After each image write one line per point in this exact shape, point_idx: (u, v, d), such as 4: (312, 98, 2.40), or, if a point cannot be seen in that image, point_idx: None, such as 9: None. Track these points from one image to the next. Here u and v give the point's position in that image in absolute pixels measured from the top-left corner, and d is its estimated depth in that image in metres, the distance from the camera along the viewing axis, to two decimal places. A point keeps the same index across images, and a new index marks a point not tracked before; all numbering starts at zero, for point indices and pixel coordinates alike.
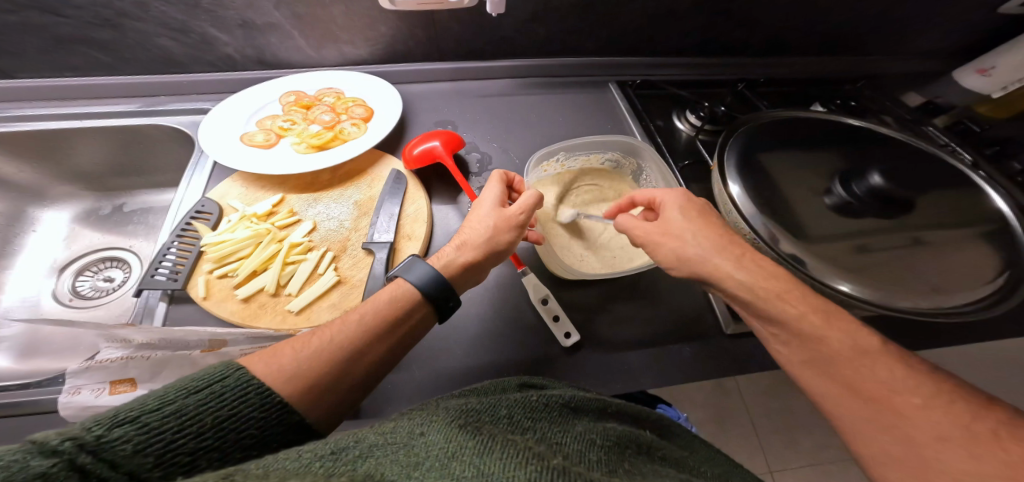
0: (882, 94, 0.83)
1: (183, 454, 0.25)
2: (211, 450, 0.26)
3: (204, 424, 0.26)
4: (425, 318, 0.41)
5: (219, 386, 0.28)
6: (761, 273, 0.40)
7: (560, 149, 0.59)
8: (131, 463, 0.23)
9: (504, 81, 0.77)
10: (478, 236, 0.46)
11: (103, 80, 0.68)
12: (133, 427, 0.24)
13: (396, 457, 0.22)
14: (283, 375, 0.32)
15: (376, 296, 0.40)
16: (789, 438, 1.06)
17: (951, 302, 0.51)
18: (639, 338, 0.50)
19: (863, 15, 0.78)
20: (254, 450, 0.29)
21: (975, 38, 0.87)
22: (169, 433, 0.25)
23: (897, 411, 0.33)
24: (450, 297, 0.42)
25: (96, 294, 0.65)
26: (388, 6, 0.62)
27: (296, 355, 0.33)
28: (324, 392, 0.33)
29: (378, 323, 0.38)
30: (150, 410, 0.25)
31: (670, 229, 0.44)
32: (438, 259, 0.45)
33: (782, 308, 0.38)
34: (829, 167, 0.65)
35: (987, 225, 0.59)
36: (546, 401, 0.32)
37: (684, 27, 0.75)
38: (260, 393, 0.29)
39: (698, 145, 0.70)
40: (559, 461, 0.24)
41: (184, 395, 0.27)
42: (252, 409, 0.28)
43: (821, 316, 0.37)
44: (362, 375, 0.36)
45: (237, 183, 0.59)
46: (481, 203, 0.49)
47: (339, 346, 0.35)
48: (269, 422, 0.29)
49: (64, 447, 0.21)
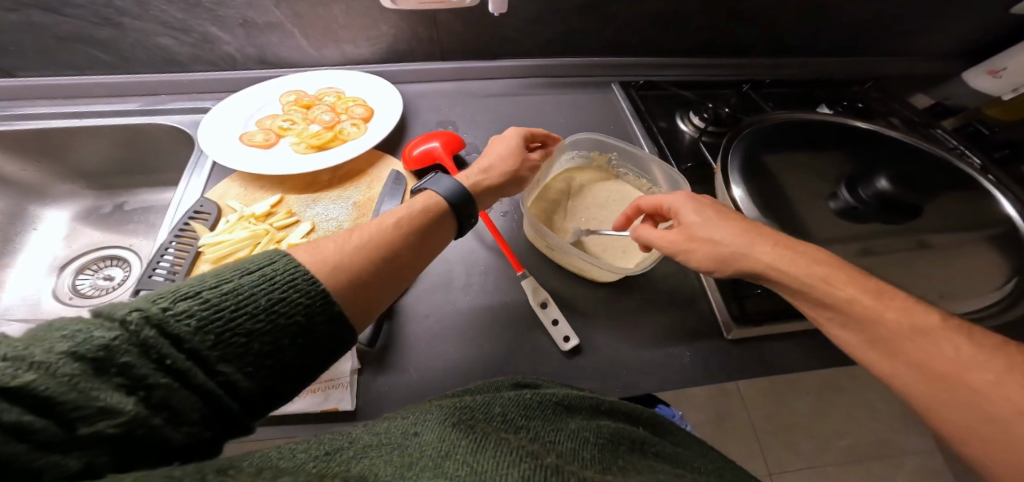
0: (891, 95, 0.81)
1: (239, 335, 0.24)
2: (265, 334, 0.25)
3: (259, 306, 0.25)
4: (447, 231, 0.43)
5: (270, 270, 0.27)
6: (804, 261, 0.39)
7: (615, 148, 0.62)
8: (193, 339, 0.22)
9: (505, 81, 0.75)
10: (503, 167, 0.50)
11: (101, 79, 0.68)
12: (196, 301, 0.23)
13: (390, 458, 0.22)
14: (328, 265, 0.31)
15: (410, 205, 0.41)
16: (790, 441, 1.05)
17: (964, 308, 0.50)
18: (641, 341, 0.50)
19: (870, 14, 0.77)
20: (301, 338, 0.27)
21: (982, 39, 0.86)
22: (227, 312, 0.24)
23: (970, 386, 0.30)
24: (472, 213, 0.45)
25: (96, 292, 0.66)
26: (389, 5, 0.62)
27: (339, 249, 0.33)
28: (365, 286, 0.33)
29: (413, 230, 0.39)
30: (209, 287, 0.24)
31: (694, 234, 0.43)
32: (465, 179, 0.48)
33: (825, 294, 0.37)
34: (835, 171, 0.64)
35: (996, 228, 0.58)
36: (540, 399, 0.31)
37: (688, 26, 0.74)
38: (306, 280, 0.28)
39: (701, 148, 0.68)
40: (553, 460, 0.23)
41: (240, 275, 0.26)
42: (301, 296, 0.27)
43: (872, 297, 0.35)
44: (396, 276, 0.36)
45: (236, 184, 0.58)
46: (506, 141, 0.52)
47: (375, 248, 0.35)
48: (314, 311, 0.27)
49: (130, 317, 0.21)
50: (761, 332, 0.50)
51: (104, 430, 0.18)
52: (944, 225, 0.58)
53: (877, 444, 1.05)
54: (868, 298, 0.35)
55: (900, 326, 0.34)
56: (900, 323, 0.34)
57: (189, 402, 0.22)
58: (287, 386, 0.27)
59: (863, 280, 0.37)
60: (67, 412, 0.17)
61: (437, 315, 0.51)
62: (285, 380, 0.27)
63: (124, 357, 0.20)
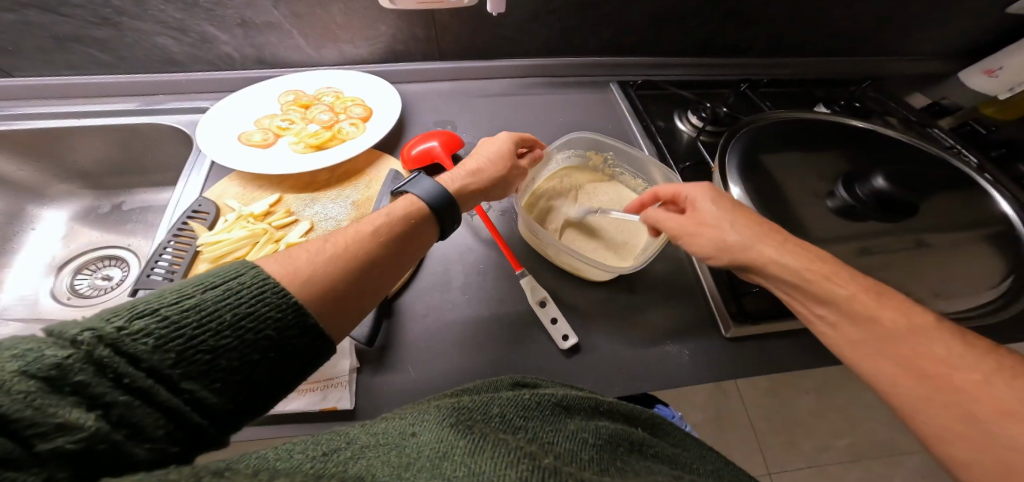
0: (888, 95, 0.82)
1: (203, 352, 0.24)
2: (231, 350, 0.25)
3: (224, 322, 0.25)
4: (428, 237, 0.43)
5: (236, 283, 0.27)
6: (806, 258, 0.40)
7: (611, 146, 0.62)
8: (152, 358, 0.22)
9: (504, 81, 0.76)
10: (492, 171, 0.50)
11: (99, 79, 0.68)
12: (154, 319, 0.23)
13: (388, 458, 0.22)
14: (299, 277, 0.31)
15: (389, 212, 0.41)
16: (789, 440, 1.06)
17: (959, 307, 0.51)
18: (639, 340, 0.50)
19: (867, 14, 0.77)
20: (271, 352, 0.27)
21: (979, 39, 0.87)
22: (189, 330, 0.24)
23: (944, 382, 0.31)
24: (454, 217, 0.45)
25: (95, 292, 0.67)
26: (388, 5, 0.62)
27: (312, 260, 0.33)
28: (340, 297, 0.33)
29: (392, 237, 0.39)
30: (170, 304, 0.24)
31: (705, 220, 0.43)
32: (451, 183, 0.47)
33: (827, 289, 0.37)
34: (832, 170, 0.64)
35: (992, 227, 0.58)
36: (539, 400, 0.32)
37: (687, 26, 0.74)
38: (276, 293, 0.28)
39: (699, 147, 0.69)
40: (551, 461, 0.23)
41: (203, 290, 0.26)
42: (270, 309, 0.27)
43: (870, 297, 0.36)
44: (373, 285, 0.36)
45: (235, 183, 0.58)
46: (497, 145, 0.52)
47: (350, 257, 0.35)
48: (285, 325, 0.27)
49: (82, 338, 0.21)
50: (758, 331, 0.50)
51: (64, 446, 0.18)
52: (942, 224, 0.59)
53: (875, 443, 1.05)
54: (867, 297, 0.36)
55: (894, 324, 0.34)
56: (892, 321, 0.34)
57: (152, 419, 0.21)
58: (258, 401, 0.27)
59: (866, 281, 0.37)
60: (22, 429, 0.17)
61: (436, 314, 0.51)
62: (256, 394, 0.27)
63: (78, 377, 0.20)
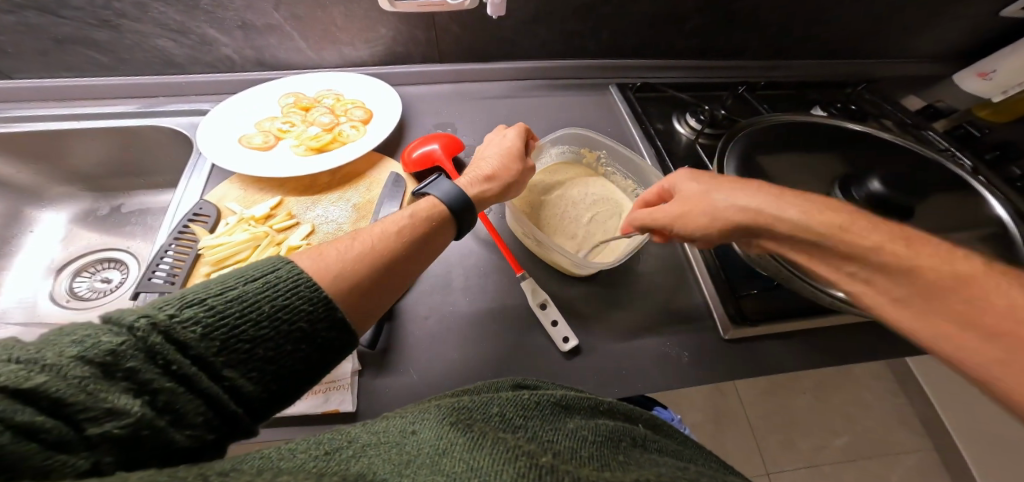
0: (884, 97, 0.83)
1: (244, 341, 0.24)
2: (268, 340, 0.25)
3: (263, 312, 0.25)
4: (448, 236, 0.44)
5: (274, 276, 0.27)
6: (812, 208, 0.36)
7: (603, 145, 0.63)
8: (198, 346, 0.23)
9: (504, 83, 0.76)
10: (505, 175, 0.50)
11: (100, 81, 0.67)
12: (202, 308, 0.23)
13: (388, 456, 0.22)
14: (328, 274, 0.31)
15: (410, 212, 0.41)
16: (786, 439, 1.06)
17: None
18: (639, 342, 0.50)
19: (862, 18, 0.78)
20: (303, 344, 0.27)
21: (973, 42, 0.88)
22: (232, 319, 0.24)
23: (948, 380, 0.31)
24: (472, 218, 0.45)
25: (93, 295, 0.66)
26: (387, 8, 0.62)
27: (340, 256, 0.33)
28: (364, 295, 0.33)
29: (415, 235, 0.39)
30: (215, 293, 0.24)
31: (691, 200, 0.42)
32: (469, 188, 0.47)
33: (846, 241, 0.34)
34: (829, 172, 0.65)
35: (986, 228, 0.59)
36: (538, 400, 0.32)
37: (685, 29, 0.75)
38: (310, 287, 0.28)
39: (698, 149, 0.69)
40: (548, 459, 0.23)
41: (245, 282, 0.26)
42: (304, 302, 0.27)
43: (902, 244, 0.32)
44: (395, 282, 0.36)
45: (236, 186, 0.58)
46: (506, 145, 0.53)
47: (374, 254, 0.35)
48: (315, 318, 0.27)
49: (138, 324, 0.21)
50: (757, 333, 0.51)
51: (112, 431, 0.19)
52: (937, 225, 0.59)
53: (871, 442, 1.06)
54: (900, 246, 0.32)
55: (937, 277, 0.30)
56: (939, 270, 0.30)
57: (193, 406, 0.22)
58: (288, 391, 0.27)
59: (895, 228, 0.33)
60: (75, 413, 0.18)
61: (438, 316, 0.51)
62: (290, 384, 0.27)
63: (130, 363, 0.20)
